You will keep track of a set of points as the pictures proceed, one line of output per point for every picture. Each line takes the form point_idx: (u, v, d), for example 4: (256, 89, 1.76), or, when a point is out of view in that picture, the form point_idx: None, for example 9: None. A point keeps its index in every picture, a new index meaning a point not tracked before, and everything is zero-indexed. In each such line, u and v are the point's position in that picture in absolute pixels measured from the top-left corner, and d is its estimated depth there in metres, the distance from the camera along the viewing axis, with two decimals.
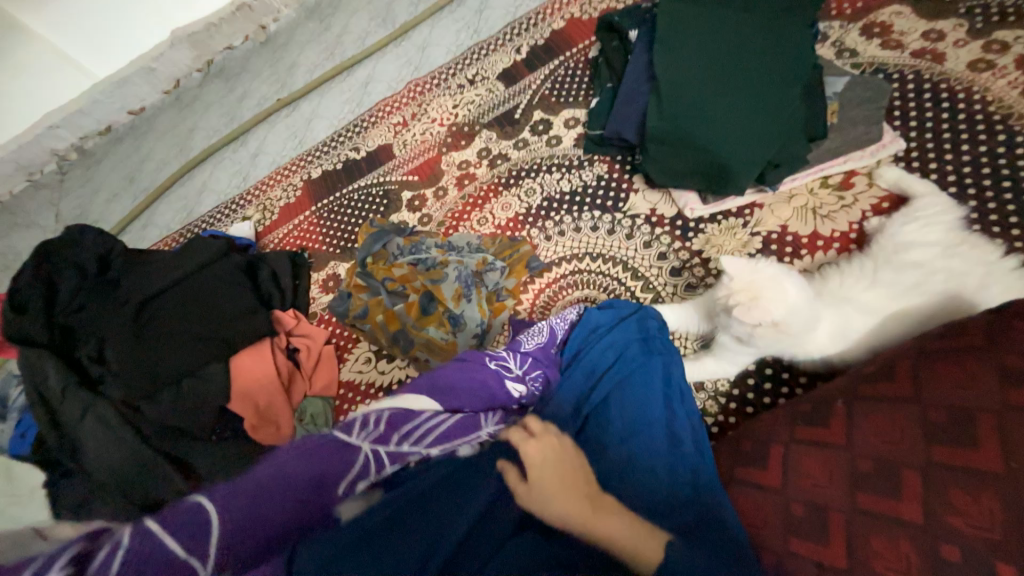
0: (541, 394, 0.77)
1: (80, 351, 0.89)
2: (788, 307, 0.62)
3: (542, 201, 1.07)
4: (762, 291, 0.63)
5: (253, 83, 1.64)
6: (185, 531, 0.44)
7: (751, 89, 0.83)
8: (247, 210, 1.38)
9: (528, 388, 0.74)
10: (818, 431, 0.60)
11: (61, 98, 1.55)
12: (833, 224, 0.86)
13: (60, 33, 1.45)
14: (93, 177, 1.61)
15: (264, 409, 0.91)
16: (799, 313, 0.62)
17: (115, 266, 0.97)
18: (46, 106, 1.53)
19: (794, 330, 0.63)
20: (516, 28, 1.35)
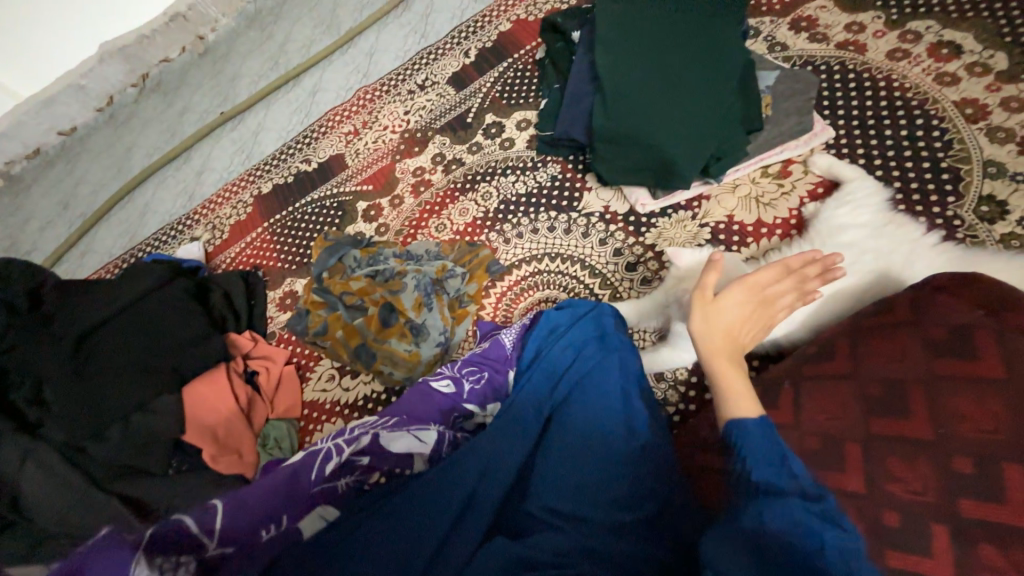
0: (485, 392, 0.82)
1: (15, 395, 0.83)
2: (732, 299, 0.66)
3: (499, 204, 1.07)
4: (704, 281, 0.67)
5: (194, 97, 1.56)
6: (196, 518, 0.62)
7: (690, 85, 0.86)
8: (195, 230, 1.32)
9: (460, 389, 0.81)
10: (769, 413, 0.63)
11: None
12: (775, 211, 0.90)
13: None
14: (23, 203, 1.51)
15: (223, 438, 0.88)
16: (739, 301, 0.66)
17: (49, 301, 0.91)
18: None
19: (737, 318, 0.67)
20: (463, 31, 1.35)
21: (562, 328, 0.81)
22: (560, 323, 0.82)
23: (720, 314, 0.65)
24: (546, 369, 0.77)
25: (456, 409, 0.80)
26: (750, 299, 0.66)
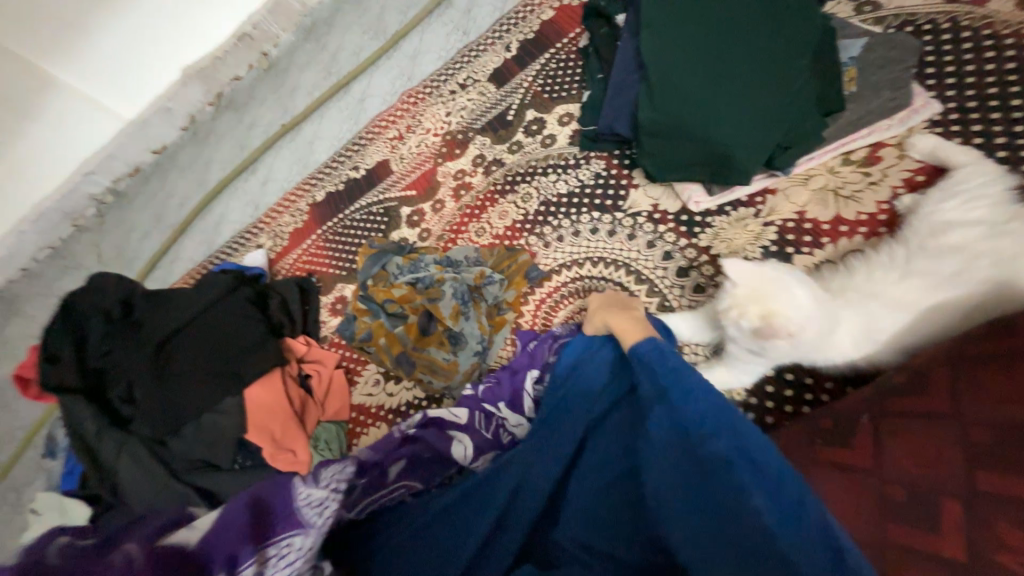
0: (509, 391, 0.84)
1: (112, 394, 0.95)
2: (804, 317, 0.55)
3: (539, 206, 1.02)
4: (771, 302, 0.56)
5: (259, 111, 1.67)
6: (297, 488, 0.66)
7: (750, 67, 0.75)
8: (260, 238, 1.42)
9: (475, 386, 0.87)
10: (844, 453, 0.56)
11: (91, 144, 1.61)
12: (859, 206, 0.77)
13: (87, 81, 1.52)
14: (126, 216, 1.71)
15: (280, 438, 0.93)
16: (813, 323, 0.56)
17: (137, 309, 1.02)
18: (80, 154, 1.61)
19: (809, 341, 0.57)
20: (504, 24, 1.30)
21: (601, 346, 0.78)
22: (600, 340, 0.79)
23: (787, 332, 0.55)
24: (581, 390, 0.73)
25: (478, 408, 0.84)
26: (819, 318, 0.57)
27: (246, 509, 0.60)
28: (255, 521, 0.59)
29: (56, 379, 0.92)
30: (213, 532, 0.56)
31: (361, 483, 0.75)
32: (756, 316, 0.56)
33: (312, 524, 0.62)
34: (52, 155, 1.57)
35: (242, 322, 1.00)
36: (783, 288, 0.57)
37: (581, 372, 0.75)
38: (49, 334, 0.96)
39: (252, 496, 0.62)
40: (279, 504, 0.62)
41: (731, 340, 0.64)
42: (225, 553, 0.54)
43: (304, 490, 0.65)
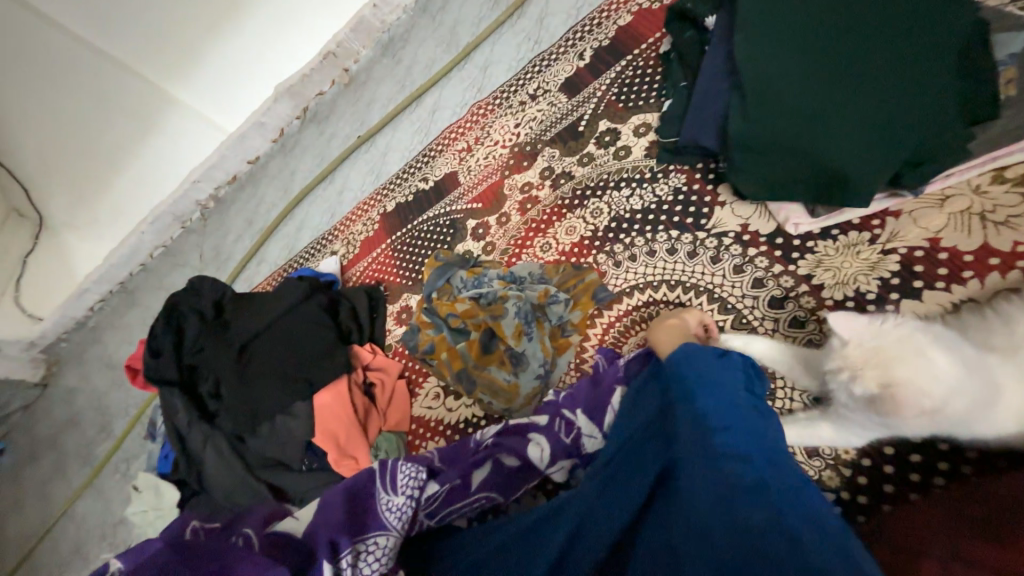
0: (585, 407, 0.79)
1: (202, 388, 1.03)
2: (939, 390, 0.46)
3: (609, 222, 0.97)
4: (896, 368, 0.47)
5: (339, 124, 1.77)
6: (382, 480, 0.70)
7: (869, 72, 0.65)
8: (334, 245, 1.49)
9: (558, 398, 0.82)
10: (987, 549, 0.42)
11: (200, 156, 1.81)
12: (1015, 234, 0.63)
13: (200, 100, 1.71)
14: (223, 221, 1.89)
15: (344, 444, 0.96)
16: (958, 396, 0.47)
17: (227, 311, 1.10)
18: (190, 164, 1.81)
19: (954, 412, 0.49)
20: (578, 32, 1.26)
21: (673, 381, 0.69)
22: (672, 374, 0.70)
23: (919, 404, 0.45)
24: (656, 428, 0.67)
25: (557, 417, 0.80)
26: (964, 387, 0.47)
27: (341, 506, 0.65)
28: (347, 519, 0.63)
29: (158, 373, 1.02)
30: (313, 528, 0.61)
31: (439, 490, 0.73)
32: (877, 388, 0.47)
33: (393, 529, 0.64)
34: (167, 165, 1.77)
35: (315, 329, 1.04)
36: (921, 357, 0.48)
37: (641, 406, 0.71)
38: (155, 330, 1.07)
39: (344, 497, 0.67)
40: (368, 505, 0.66)
41: (844, 407, 0.55)
42: (325, 542, 0.57)
43: (386, 496, 0.68)
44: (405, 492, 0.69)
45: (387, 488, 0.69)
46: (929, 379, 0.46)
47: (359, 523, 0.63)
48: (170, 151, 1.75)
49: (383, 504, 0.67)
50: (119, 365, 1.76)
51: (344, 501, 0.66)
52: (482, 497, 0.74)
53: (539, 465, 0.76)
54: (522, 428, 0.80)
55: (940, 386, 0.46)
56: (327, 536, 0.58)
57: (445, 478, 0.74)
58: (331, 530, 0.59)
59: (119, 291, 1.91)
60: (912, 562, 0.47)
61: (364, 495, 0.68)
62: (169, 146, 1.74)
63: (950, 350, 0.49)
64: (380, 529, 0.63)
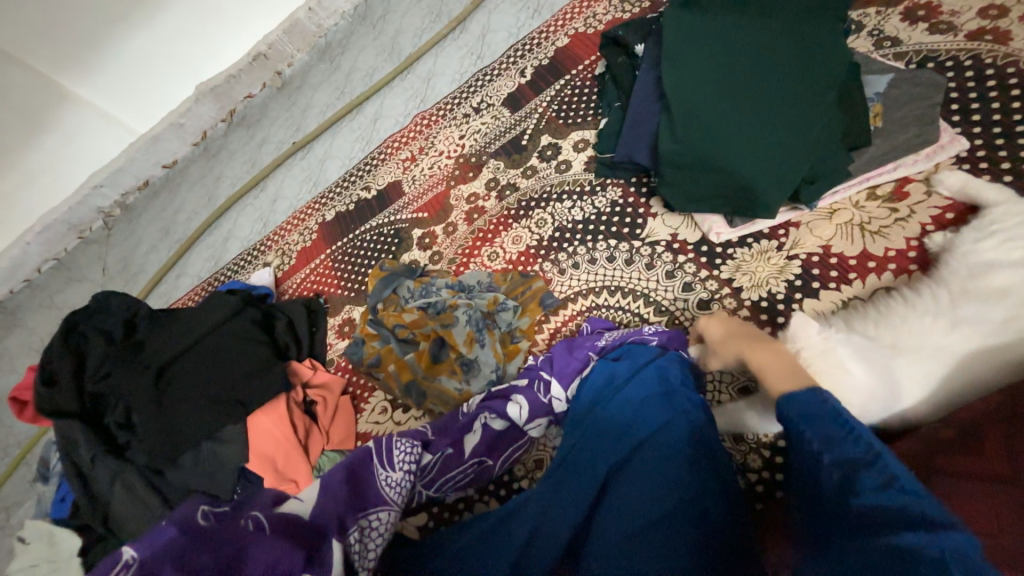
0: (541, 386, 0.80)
1: (109, 418, 0.91)
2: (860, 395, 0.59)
3: (554, 232, 1.01)
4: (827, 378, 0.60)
5: (272, 129, 1.68)
6: (379, 457, 0.72)
7: (770, 103, 0.75)
8: (267, 255, 1.40)
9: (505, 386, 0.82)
10: None
11: (102, 158, 1.62)
12: (887, 242, 0.75)
13: (103, 96, 1.53)
14: (132, 230, 1.70)
15: (282, 468, 0.90)
16: (875, 399, 0.59)
17: (140, 329, 0.99)
18: (90, 167, 1.61)
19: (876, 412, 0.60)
20: (520, 50, 1.31)
21: (619, 379, 0.73)
22: (618, 374, 0.74)
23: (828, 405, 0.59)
24: (605, 425, 0.70)
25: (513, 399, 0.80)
26: (879, 390, 0.58)
27: (344, 484, 0.67)
28: (352, 496, 0.66)
29: (53, 403, 0.89)
30: (323, 506, 0.64)
31: (431, 461, 0.76)
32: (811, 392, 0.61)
33: (393, 503, 0.69)
34: (63, 168, 1.57)
35: (248, 346, 0.97)
36: (839, 366, 0.60)
37: (606, 396, 0.72)
38: (48, 355, 0.93)
39: (347, 471, 0.69)
40: (369, 478, 0.70)
41: None
42: (335, 524, 0.62)
43: (383, 472, 0.71)
44: (402, 468, 0.72)
45: (384, 467, 0.72)
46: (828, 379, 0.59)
47: (363, 496, 0.68)
48: (64, 152, 1.54)
49: (382, 479, 0.71)
50: None
51: (347, 480, 0.68)
52: (472, 461, 0.77)
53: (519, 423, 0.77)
54: (504, 392, 0.81)
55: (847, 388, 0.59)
56: (335, 517, 0.63)
57: (435, 448, 0.77)
58: (341, 511, 0.64)
59: None
60: None
61: (363, 469, 0.70)
62: (64, 147, 1.54)
63: (869, 359, 0.60)
64: (380, 500, 0.68)
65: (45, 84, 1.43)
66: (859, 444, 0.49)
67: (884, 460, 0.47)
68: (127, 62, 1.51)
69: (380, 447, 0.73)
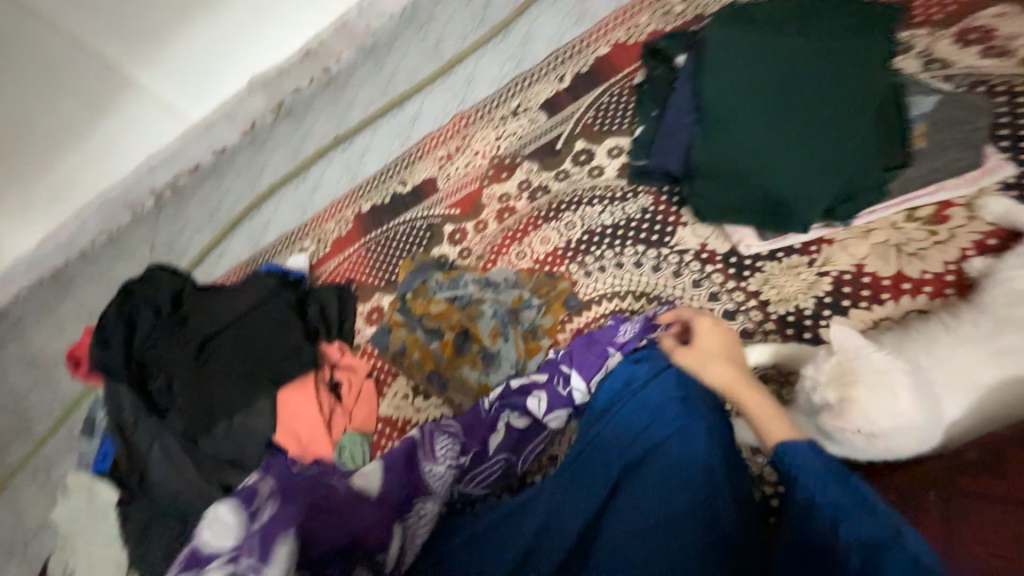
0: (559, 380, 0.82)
1: (153, 381, 0.98)
2: (891, 417, 0.55)
3: (582, 235, 1.03)
4: (857, 390, 0.56)
5: (316, 123, 1.76)
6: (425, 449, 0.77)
7: (809, 120, 0.75)
8: (304, 242, 1.47)
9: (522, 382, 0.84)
10: None
11: (157, 142, 1.73)
12: (923, 264, 0.74)
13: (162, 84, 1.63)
14: (181, 211, 1.80)
15: (307, 443, 0.95)
16: (903, 431, 0.55)
17: (185, 302, 1.06)
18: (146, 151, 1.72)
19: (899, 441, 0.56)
20: (560, 57, 1.34)
21: (637, 381, 0.73)
22: (637, 375, 0.74)
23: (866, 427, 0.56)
24: (620, 426, 0.70)
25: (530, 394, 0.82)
26: (910, 418, 0.55)
27: (401, 466, 0.74)
28: (409, 479, 0.74)
29: (105, 363, 0.96)
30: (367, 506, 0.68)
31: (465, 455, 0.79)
32: (835, 398, 0.57)
33: (437, 493, 0.74)
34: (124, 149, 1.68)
35: (283, 325, 1.02)
36: (886, 388, 0.55)
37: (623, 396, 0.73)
38: (104, 319, 1.01)
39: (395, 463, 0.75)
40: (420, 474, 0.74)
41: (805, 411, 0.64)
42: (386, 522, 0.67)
43: (427, 464, 0.76)
44: (444, 461, 0.76)
45: (431, 457, 0.76)
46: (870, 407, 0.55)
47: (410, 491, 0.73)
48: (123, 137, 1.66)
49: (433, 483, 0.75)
50: (45, 362, 1.61)
51: (404, 463, 0.75)
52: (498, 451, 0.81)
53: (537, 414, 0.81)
54: (524, 387, 0.84)
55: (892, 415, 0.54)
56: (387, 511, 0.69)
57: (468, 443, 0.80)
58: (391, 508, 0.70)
59: (53, 281, 1.77)
60: None
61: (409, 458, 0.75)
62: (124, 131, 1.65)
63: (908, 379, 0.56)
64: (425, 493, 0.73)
65: (113, 72, 1.54)
66: (876, 521, 0.48)
67: (904, 541, 0.46)
68: (187, 54, 1.60)
69: (428, 435, 0.79)
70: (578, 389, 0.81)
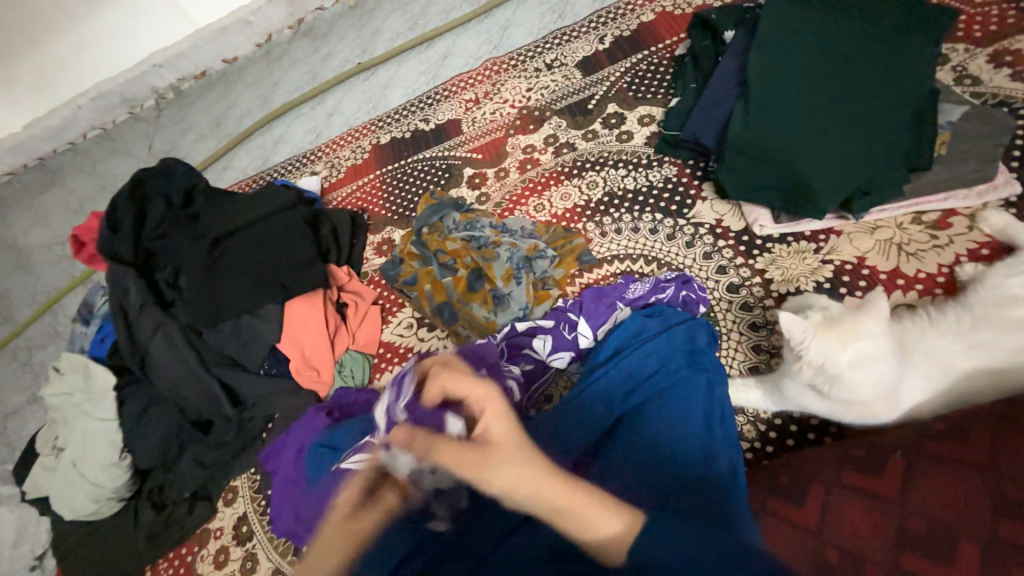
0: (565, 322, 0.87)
1: (160, 275, 0.98)
2: (848, 366, 0.59)
3: (602, 196, 1.05)
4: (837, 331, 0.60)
5: (338, 46, 1.68)
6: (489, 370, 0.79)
7: (845, 112, 0.78)
8: (316, 165, 1.44)
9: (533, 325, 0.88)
10: (869, 479, 0.57)
11: (163, 39, 1.64)
12: (919, 264, 0.80)
13: None
14: (184, 116, 1.72)
15: (309, 354, 0.98)
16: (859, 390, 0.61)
17: (196, 202, 1.04)
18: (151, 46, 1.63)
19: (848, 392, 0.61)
20: (602, 17, 1.32)
21: (647, 332, 0.78)
22: (647, 327, 0.79)
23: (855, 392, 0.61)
24: (625, 370, 0.74)
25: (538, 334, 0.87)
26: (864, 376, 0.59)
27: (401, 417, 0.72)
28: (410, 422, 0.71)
29: (111, 248, 0.95)
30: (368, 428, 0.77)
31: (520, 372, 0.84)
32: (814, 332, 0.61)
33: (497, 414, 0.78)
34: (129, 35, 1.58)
35: (297, 239, 1.02)
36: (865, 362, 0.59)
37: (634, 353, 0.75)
38: (113, 205, 0.98)
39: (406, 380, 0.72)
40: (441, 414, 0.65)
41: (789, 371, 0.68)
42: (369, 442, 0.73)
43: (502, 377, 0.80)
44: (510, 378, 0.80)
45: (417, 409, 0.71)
46: (820, 348, 0.60)
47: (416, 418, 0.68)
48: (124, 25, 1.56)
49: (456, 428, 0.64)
50: (27, 251, 1.56)
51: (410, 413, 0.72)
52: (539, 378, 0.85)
53: (542, 354, 0.85)
54: (530, 328, 0.88)
55: (853, 370, 0.59)
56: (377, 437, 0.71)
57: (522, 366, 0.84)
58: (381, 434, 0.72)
59: (38, 168, 1.68)
60: (806, 481, 0.62)
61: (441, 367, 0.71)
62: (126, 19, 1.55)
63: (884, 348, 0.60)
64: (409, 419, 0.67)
65: None
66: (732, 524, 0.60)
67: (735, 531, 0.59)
68: None
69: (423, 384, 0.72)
70: (582, 334, 0.86)
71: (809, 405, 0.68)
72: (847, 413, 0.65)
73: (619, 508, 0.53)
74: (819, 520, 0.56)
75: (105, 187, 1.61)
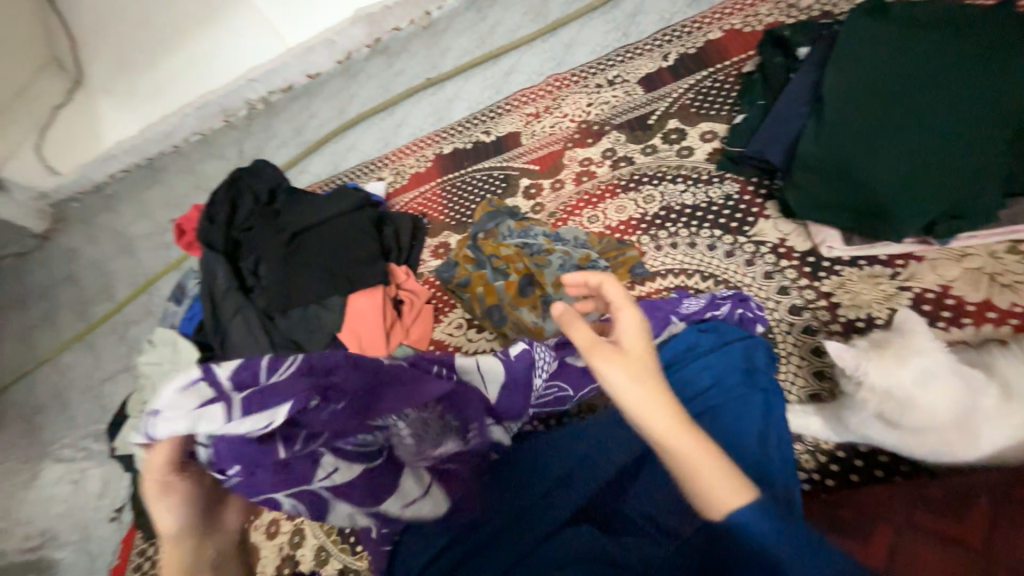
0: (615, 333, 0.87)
1: (244, 263, 1.08)
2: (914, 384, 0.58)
3: (659, 210, 1.04)
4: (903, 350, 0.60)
5: (410, 62, 1.80)
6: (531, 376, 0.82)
7: (934, 126, 0.74)
8: (383, 172, 1.54)
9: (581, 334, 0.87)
10: (945, 523, 0.52)
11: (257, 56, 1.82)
12: (1013, 297, 0.74)
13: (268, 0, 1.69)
14: (270, 124, 1.89)
15: (367, 346, 1.03)
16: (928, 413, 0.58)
17: (279, 200, 1.15)
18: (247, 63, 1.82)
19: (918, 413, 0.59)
20: (667, 35, 1.32)
21: (700, 348, 0.76)
22: (700, 343, 0.77)
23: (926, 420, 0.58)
24: (675, 385, 0.73)
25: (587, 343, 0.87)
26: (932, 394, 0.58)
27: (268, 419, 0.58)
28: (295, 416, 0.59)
29: (207, 236, 1.07)
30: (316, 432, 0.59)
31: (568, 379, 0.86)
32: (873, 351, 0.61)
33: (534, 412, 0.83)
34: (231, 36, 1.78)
35: (364, 237, 1.10)
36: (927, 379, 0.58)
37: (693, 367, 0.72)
38: (212, 199, 1.11)
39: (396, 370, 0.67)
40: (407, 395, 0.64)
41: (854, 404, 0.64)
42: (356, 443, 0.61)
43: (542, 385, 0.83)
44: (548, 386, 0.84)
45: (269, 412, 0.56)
46: (879, 372, 0.59)
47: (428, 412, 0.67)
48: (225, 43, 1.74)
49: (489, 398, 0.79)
50: (132, 238, 1.77)
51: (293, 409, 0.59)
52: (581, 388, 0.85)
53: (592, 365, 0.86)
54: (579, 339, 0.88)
55: (919, 391, 0.58)
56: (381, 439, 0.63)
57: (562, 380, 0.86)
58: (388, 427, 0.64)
59: (145, 166, 1.90)
60: (872, 520, 0.58)
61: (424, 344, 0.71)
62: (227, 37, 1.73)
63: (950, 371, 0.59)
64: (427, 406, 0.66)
65: None
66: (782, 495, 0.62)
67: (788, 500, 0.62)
68: None
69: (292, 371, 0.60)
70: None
71: (873, 436, 0.64)
72: (924, 448, 0.61)
73: (740, 484, 0.50)
74: (885, 560, 0.51)
75: (202, 186, 1.81)
